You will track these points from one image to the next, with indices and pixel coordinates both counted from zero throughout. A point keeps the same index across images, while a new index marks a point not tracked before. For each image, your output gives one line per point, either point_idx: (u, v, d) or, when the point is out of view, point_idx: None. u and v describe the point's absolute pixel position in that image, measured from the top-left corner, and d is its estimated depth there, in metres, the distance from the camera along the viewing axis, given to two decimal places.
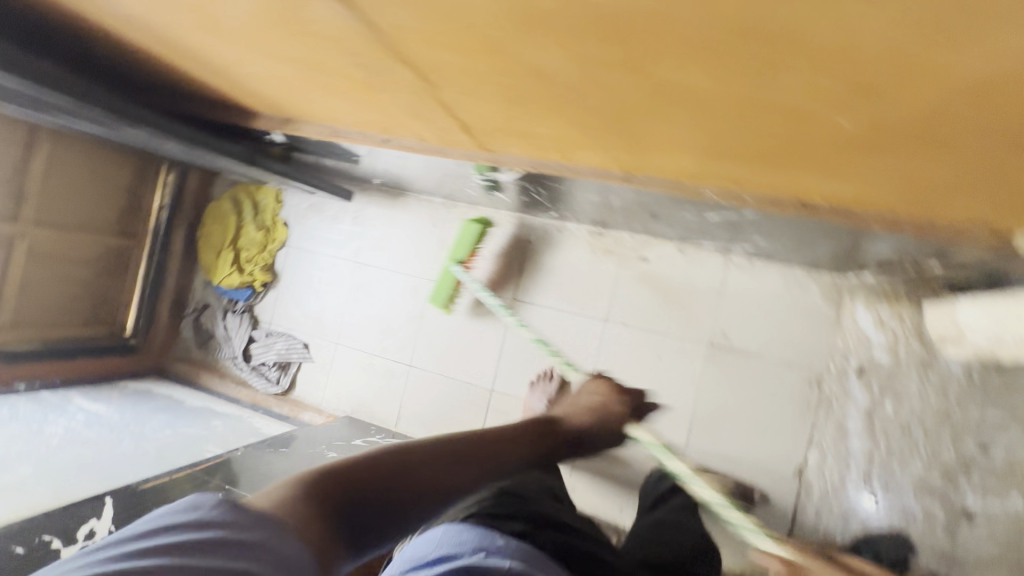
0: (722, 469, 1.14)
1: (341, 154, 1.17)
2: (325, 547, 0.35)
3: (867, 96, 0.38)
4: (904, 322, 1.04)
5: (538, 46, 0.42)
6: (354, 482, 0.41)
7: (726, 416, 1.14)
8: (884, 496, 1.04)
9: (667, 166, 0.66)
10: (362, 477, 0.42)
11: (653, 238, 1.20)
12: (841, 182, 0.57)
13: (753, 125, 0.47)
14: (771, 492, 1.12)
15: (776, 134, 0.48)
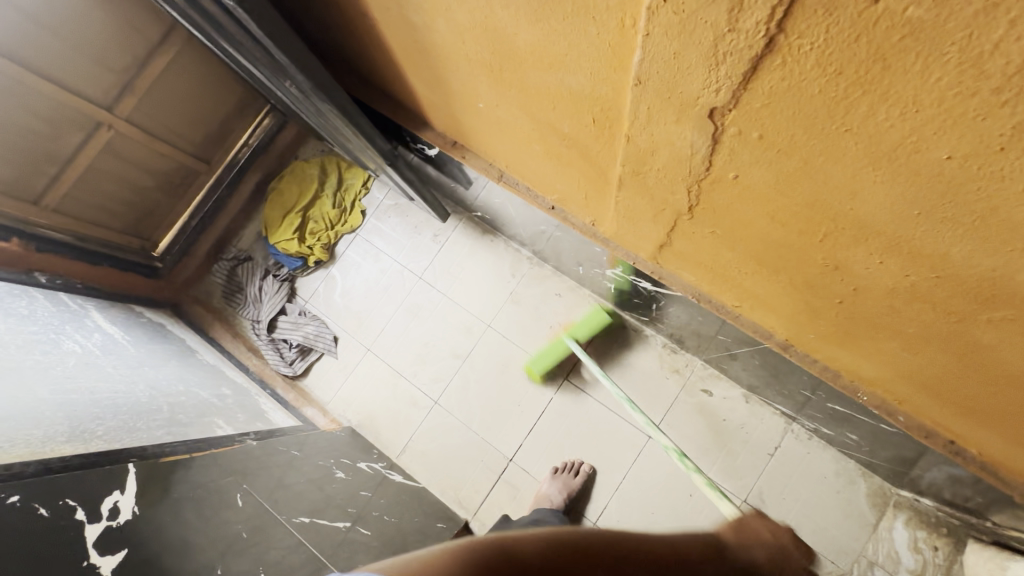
0: None
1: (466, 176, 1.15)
2: None
3: None
4: (937, 554, 1.03)
5: (875, 259, 0.41)
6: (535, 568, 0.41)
7: None
8: None
9: (838, 360, 0.66)
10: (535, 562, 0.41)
11: (722, 376, 1.20)
12: (1014, 453, 0.57)
13: (1002, 393, 0.47)
14: None
15: (1013, 407, 0.48)
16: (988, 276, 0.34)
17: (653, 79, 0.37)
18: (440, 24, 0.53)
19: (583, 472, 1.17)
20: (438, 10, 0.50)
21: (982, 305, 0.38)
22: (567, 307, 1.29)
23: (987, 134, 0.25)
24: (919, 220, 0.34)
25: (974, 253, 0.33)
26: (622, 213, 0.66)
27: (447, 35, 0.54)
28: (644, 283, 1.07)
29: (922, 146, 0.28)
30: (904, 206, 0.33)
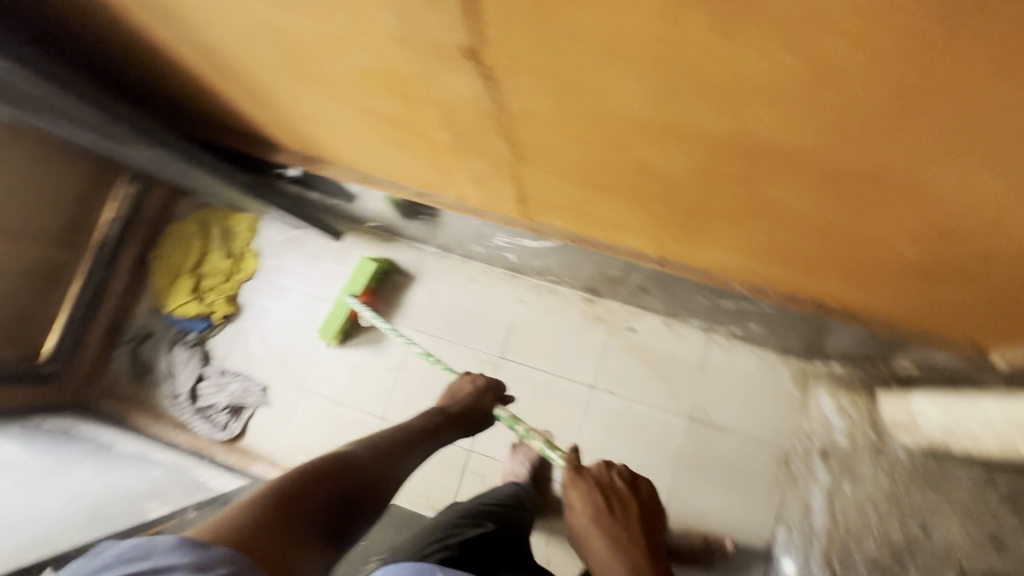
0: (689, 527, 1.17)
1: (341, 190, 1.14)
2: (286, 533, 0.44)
3: (940, 236, 0.44)
4: (859, 412, 1.10)
5: (665, 150, 0.45)
6: (319, 489, 0.51)
7: (702, 480, 1.19)
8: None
9: (705, 259, 0.71)
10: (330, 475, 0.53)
11: (640, 310, 1.25)
12: (862, 293, 0.65)
13: (821, 241, 0.53)
14: (743, 549, 1.16)
15: (834, 252, 0.55)
16: (741, 136, 0.39)
17: (415, 36, 0.39)
18: (226, 37, 0.53)
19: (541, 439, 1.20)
20: (217, 23, 0.50)
21: (757, 165, 0.42)
22: (482, 289, 1.32)
23: (658, 7, 0.29)
24: (672, 101, 0.37)
25: (721, 119, 0.38)
26: (472, 178, 0.68)
27: (238, 47, 0.54)
28: (517, 241, 1.03)
29: (631, 34, 0.32)
30: (652, 93, 0.37)
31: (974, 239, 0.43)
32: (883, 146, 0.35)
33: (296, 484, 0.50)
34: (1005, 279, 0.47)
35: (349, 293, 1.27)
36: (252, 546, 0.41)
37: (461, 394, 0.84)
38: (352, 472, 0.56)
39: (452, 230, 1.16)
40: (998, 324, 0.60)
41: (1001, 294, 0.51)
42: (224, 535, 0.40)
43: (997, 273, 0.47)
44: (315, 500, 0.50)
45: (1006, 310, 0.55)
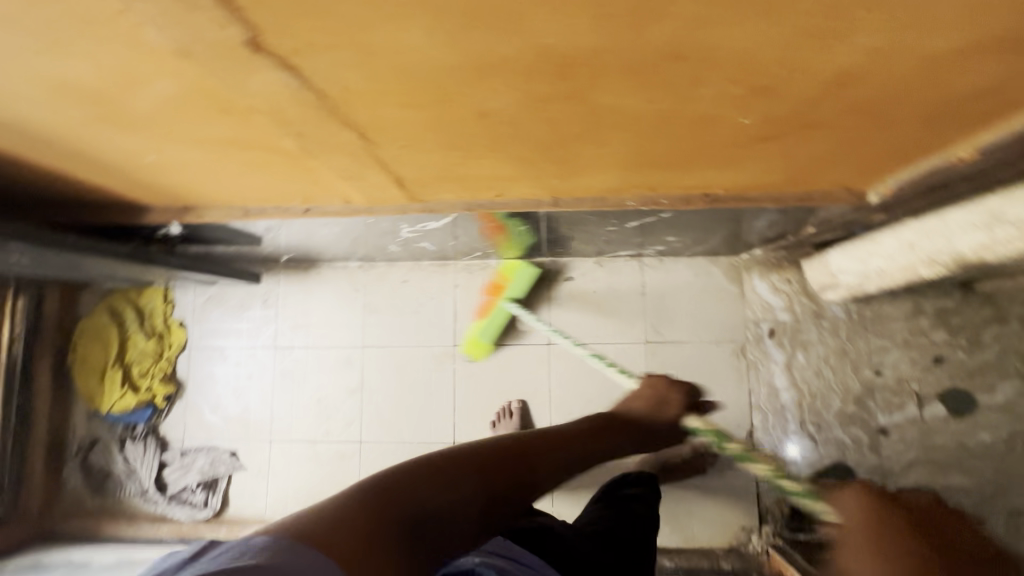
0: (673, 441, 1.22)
1: (239, 234, 1.11)
2: (372, 534, 0.41)
3: (760, 95, 0.47)
4: (792, 284, 1.22)
5: (490, 90, 0.45)
6: (417, 489, 0.48)
7: None
8: (796, 440, 1.21)
9: (590, 186, 0.73)
10: (431, 470, 0.51)
11: (572, 258, 1.28)
12: (735, 174, 0.68)
13: (671, 136, 0.55)
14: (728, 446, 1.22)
15: (689, 142, 0.57)
16: (540, 52, 0.40)
17: (194, 45, 0.38)
18: (19, 105, 0.49)
19: (516, 409, 1.23)
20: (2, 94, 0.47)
21: (573, 78, 0.43)
22: (417, 285, 1.31)
23: None
24: (462, 38, 0.37)
25: (514, 42, 0.38)
26: (342, 176, 0.67)
27: (39, 112, 0.51)
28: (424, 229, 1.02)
29: None
30: (437, 33, 0.37)
31: (790, 87, 0.45)
32: (664, 24, 0.36)
33: (391, 485, 0.47)
34: (834, 115, 0.51)
35: (511, 298, 1.24)
36: (327, 544, 0.38)
37: (640, 406, 0.94)
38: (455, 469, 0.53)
39: (367, 238, 1.15)
40: (854, 162, 0.64)
41: (842, 134, 0.55)
42: (306, 532, 0.38)
43: (824, 112, 0.50)
44: (421, 509, 0.47)
45: (854, 146, 0.59)
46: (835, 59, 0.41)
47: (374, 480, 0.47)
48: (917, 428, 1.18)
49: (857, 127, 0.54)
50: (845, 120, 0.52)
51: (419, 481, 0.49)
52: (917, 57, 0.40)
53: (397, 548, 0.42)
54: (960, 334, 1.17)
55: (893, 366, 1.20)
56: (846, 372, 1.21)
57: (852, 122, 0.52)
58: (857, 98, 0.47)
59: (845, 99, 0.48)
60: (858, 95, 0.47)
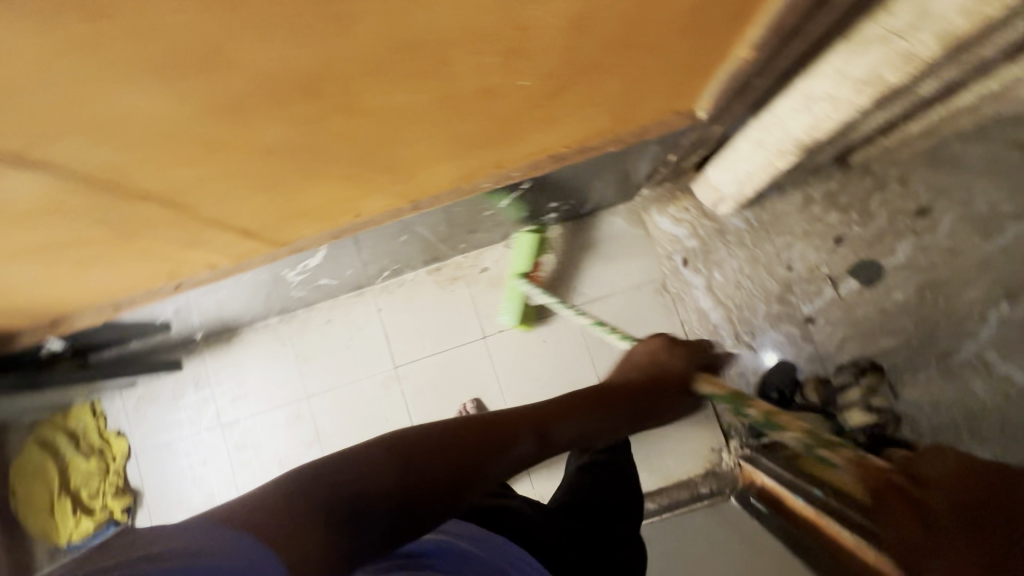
0: None
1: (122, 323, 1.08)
2: (309, 527, 0.41)
3: (518, 59, 0.49)
4: (690, 210, 1.27)
5: (254, 125, 0.46)
6: (371, 480, 0.47)
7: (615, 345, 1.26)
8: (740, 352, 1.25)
9: (437, 180, 0.75)
10: (391, 461, 0.49)
11: (482, 249, 1.30)
12: (562, 131, 0.71)
13: (469, 117, 0.57)
14: None
15: (491, 117, 0.59)
16: (272, 77, 0.41)
17: None
18: None
19: (471, 409, 1.24)
20: None
21: (327, 92, 0.45)
22: (342, 321, 1.31)
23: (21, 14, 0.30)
24: (181, 83, 0.39)
25: (237, 74, 0.39)
26: (184, 245, 0.67)
27: None
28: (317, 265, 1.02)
29: (60, 57, 0.33)
30: (152, 83, 0.38)
31: (538, 44, 0.47)
32: (366, 21, 0.38)
33: (350, 473, 0.46)
34: (601, 56, 0.53)
35: (520, 274, 1.22)
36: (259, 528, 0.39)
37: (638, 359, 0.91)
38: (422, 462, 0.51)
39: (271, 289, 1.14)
40: (660, 88, 0.67)
41: (625, 68, 0.58)
42: (247, 517, 0.39)
43: (590, 56, 0.52)
44: (371, 507, 0.45)
45: (646, 75, 0.62)
46: (554, 8, 0.43)
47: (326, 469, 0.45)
48: (839, 307, 1.24)
49: (632, 60, 0.56)
50: (615, 57, 0.55)
51: (368, 473, 0.47)
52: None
53: (331, 540, 0.41)
54: (851, 210, 1.26)
55: (802, 257, 1.26)
56: (762, 276, 1.26)
57: (624, 56, 0.55)
58: (607, 36, 0.50)
59: (597, 40, 0.50)
60: (606, 34, 0.49)
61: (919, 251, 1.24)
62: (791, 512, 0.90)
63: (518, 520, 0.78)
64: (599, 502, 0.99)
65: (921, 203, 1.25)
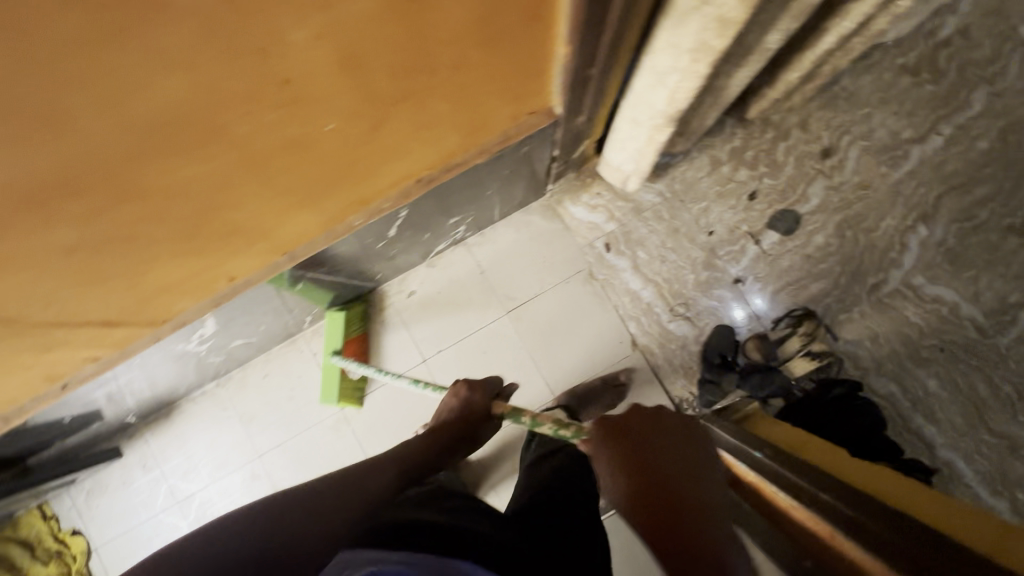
0: (574, 384, 1.25)
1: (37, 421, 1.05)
2: None
3: (308, 107, 0.47)
4: (603, 195, 1.27)
5: (37, 232, 0.44)
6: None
7: (553, 342, 1.26)
8: (678, 324, 1.25)
9: (302, 227, 0.72)
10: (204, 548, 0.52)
11: (403, 274, 1.28)
12: (414, 156, 0.69)
13: (291, 167, 0.55)
14: (626, 365, 1.25)
15: (318, 162, 0.57)
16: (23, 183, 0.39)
17: None
18: None
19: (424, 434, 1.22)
20: None
21: (101, 185, 0.43)
22: (279, 373, 1.29)
23: None
24: None
25: None
26: (43, 350, 0.64)
27: None
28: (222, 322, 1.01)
29: None
30: None
31: (320, 91, 0.46)
32: (95, 112, 0.36)
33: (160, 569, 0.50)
34: (405, 83, 0.52)
35: (333, 352, 1.19)
36: None
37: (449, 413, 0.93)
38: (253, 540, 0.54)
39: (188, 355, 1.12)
40: (500, 96, 0.66)
41: (443, 88, 0.56)
42: None
43: (392, 86, 0.51)
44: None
45: (473, 89, 0.60)
46: (314, 56, 0.41)
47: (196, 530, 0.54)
48: (765, 262, 1.25)
49: (444, 79, 0.55)
50: (423, 81, 0.53)
51: (237, 533, 0.54)
52: (379, 23, 0.41)
53: None
54: (759, 164, 1.27)
55: (721, 220, 1.26)
56: (685, 246, 1.26)
57: (432, 78, 0.53)
58: (397, 64, 0.48)
59: (389, 71, 0.48)
60: (395, 63, 0.48)
61: (833, 191, 1.26)
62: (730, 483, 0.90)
63: (482, 544, 0.65)
64: (554, 507, 0.91)
65: (826, 145, 1.27)
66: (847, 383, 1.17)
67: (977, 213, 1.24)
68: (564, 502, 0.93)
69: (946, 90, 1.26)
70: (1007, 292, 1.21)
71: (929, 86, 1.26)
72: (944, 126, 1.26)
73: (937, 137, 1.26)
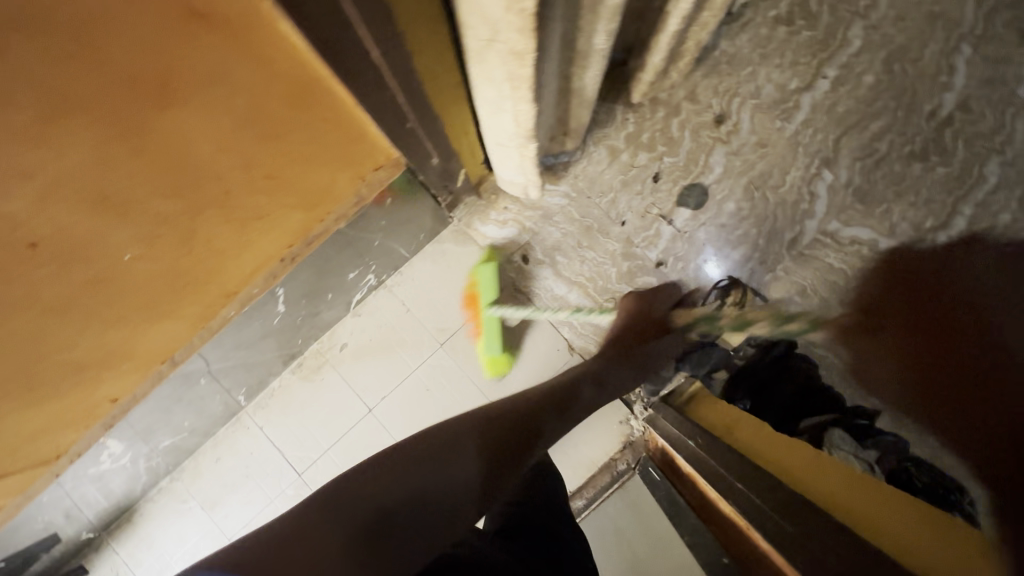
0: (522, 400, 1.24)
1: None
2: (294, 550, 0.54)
3: (52, 220, 0.46)
4: (510, 208, 1.26)
5: None
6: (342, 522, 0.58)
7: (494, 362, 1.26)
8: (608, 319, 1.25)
9: (167, 337, 0.70)
10: (366, 510, 0.59)
11: (331, 329, 1.27)
12: (258, 239, 0.67)
13: (99, 292, 0.54)
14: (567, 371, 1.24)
15: (132, 279, 0.56)
16: None
17: None
18: None
19: None
20: None
21: None
22: (229, 453, 1.27)
23: None
24: None
25: None
26: None
27: None
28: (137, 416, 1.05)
29: None
30: None
31: (112, 222, 0.50)
32: None
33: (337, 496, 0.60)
34: (163, 166, 0.51)
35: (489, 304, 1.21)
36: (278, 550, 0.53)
37: (628, 312, 1.14)
38: (388, 506, 0.61)
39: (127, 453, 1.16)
40: (311, 154, 0.63)
41: (218, 162, 0.54)
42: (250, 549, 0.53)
43: (147, 174, 0.50)
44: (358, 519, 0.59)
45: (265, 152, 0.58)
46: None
47: (317, 513, 0.58)
48: (682, 240, 1.25)
49: (209, 151, 0.53)
50: (180, 159, 0.51)
51: (383, 485, 0.62)
52: (114, 142, 0.46)
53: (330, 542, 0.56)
54: (656, 145, 1.26)
55: (631, 208, 1.26)
56: (601, 241, 1.26)
57: (192, 152, 0.52)
58: (126, 145, 0.47)
59: (120, 152, 0.47)
60: (120, 145, 0.47)
61: (733, 156, 1.26)
62: (681, 479, 0.88)
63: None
64: (528, 515, 0.89)
65: (718, 112, 1.26)
66: (783, 343, 1.17)
67: (877, 147, 1.25)
68: (543, 512, 0.91)
69: (823, 33, 1.26)
70: (920, 219, 1.23)
71: (805, 32, 1.26)
72: (828, 69, 1.26)
73: (823, 81, 1.26)
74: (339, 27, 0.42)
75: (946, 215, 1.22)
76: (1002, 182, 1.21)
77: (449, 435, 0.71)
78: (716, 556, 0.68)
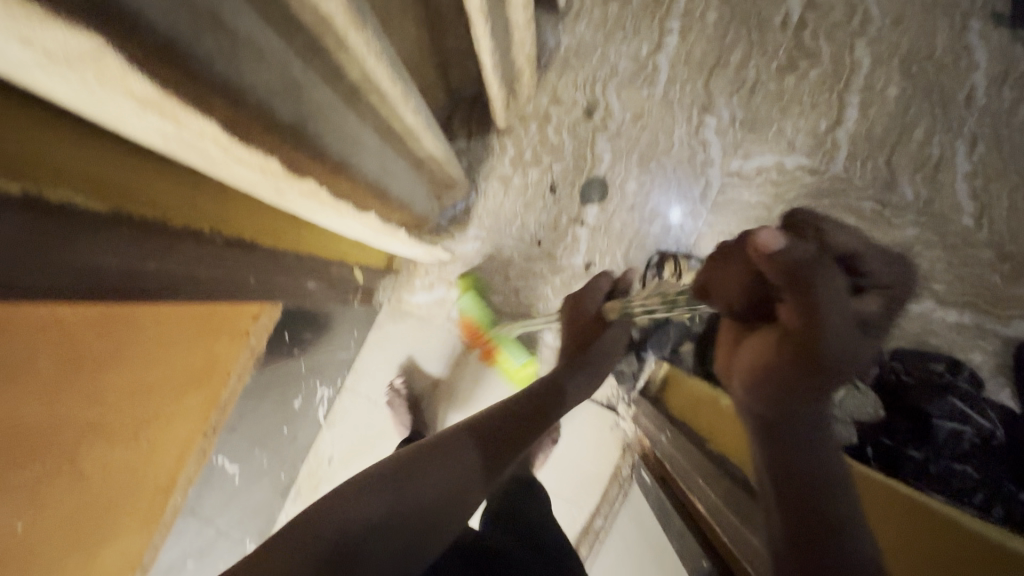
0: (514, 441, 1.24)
1: None
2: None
3: (30, 526, 0.54)
4: (431, 269, 1.30)
5: None
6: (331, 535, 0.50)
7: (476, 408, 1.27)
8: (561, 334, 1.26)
9: (132, 540, 0.78)
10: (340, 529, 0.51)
11: (314, 446, 1.30)
12: (182, 425, 0.77)
13: (76, 545, 0.63)
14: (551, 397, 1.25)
15: (95, 518, 0.65)
16: None
17: None
18: None
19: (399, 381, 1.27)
20: None
21: None
22: None
23: None
24: None
25: None
26: None
27: None
28: None
29: None
30: None
31: (27, 509, 0.53)
32: None
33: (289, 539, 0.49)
34: (108, 432, 0.60)
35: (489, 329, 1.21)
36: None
37: (579, 312, 0.98)
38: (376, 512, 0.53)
39: None
40: (204, 349, 0.73)
41: (142, 404, 0.64)
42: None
43: (93, 451, 0.59)
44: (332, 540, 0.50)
45: (171, 371, 0.68)
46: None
47: (281, 546, 0.48)
48: (598, 235, 1.26)
49: (137, 403, 0.63)
50: (117, 421, 0.61)
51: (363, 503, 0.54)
52: (75, 442, 0.56)
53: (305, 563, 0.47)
54: (541, 158, 1.28)
55: (541, 224, 1.27)
56: (524, 266, 1.27)
57: (127, 411, 0.62)
58: (78, 438, 0.56)
59: (74, 447, 0.56)
60: (72, 443, 0.55)
61: (616, 139, 1.27)
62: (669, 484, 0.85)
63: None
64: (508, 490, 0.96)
65: (585, 105, 1.27)
66: None
67: (746, 75, 1.25)
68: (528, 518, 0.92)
69: None
70: (813, 125, 1.22)
71: None
72: (672, 22, 1.26)
73: (670, 36, 1.26)
74: (83, 273, 0.44)
75: (837, 112, 1.22)
76: (875, 62, 1.20)
77: (414, 463, 0.60)
78: (696, 557, 0.66)
